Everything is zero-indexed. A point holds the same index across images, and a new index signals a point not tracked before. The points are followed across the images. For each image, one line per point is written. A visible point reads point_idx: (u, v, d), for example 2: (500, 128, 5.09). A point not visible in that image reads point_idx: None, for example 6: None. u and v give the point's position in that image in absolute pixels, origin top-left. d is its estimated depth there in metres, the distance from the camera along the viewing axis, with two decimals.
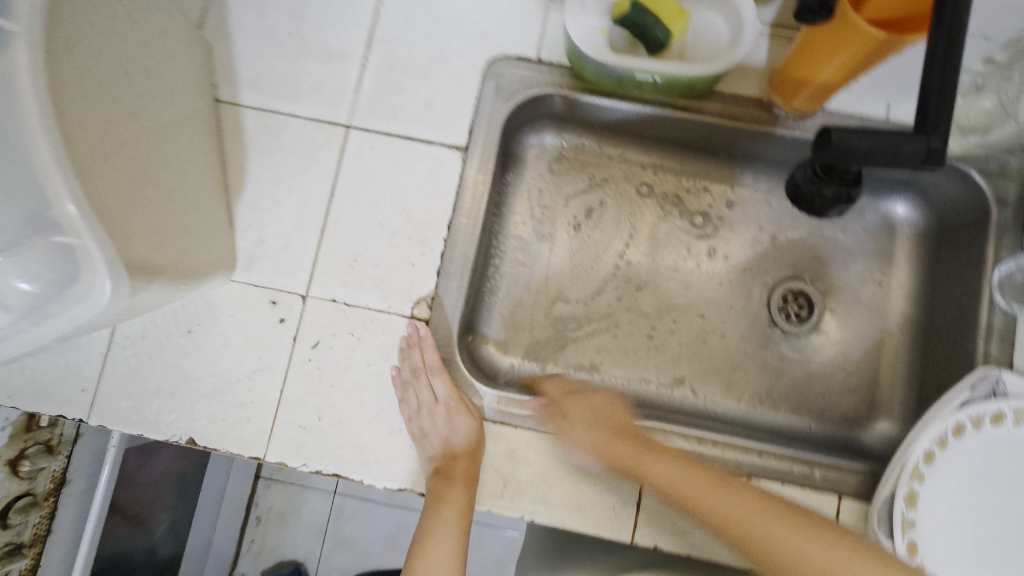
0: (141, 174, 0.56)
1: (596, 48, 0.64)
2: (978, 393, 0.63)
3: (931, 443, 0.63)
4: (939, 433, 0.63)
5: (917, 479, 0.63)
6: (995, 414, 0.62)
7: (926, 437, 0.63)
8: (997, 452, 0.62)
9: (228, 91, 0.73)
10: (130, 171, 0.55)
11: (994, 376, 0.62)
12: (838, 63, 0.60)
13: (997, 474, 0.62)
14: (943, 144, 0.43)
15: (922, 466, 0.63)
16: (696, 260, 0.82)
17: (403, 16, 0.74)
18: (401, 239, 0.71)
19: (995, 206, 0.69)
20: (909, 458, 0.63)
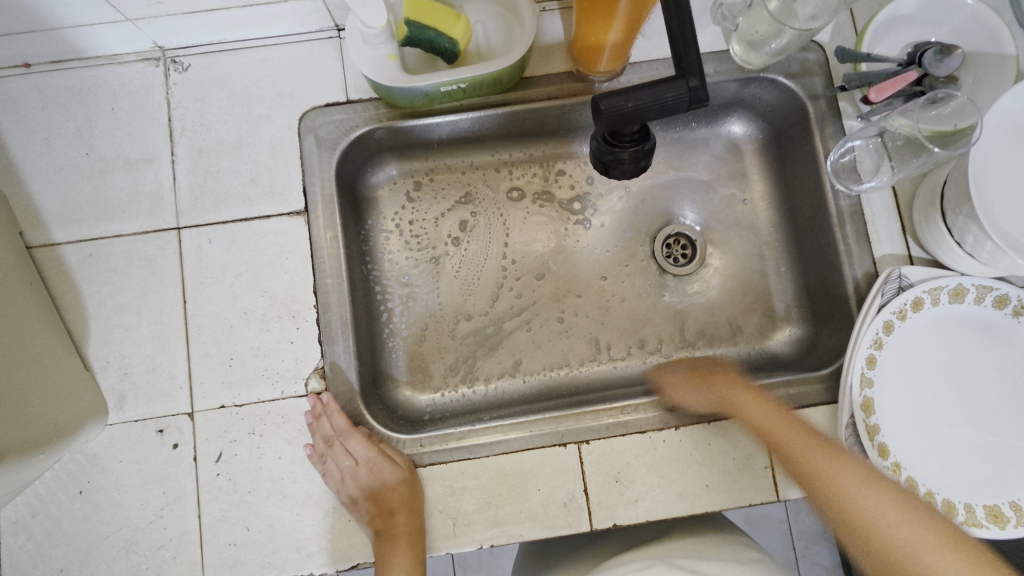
0: None
1: (392, 75, 0.63)
2: (890, 293, 0.67)
3: (870, 349, 0.66)
4: (873, 338, 0.66)
5: (869, 386, 0.65)
6: (915, 303, 0.66)
7: (866, 345, 0.65)
8: (922, 336, 0.67)
9: (38, 234, 0.68)
10: None
11: (898, 273, 0.66)
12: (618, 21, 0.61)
13: (915, 356, 0.67)
14: (699, 82, 0.44)
15: (867, 372, 0.65)
16: (575, 236, 0.82)
17: (198, 100, 0.71)
18: (272, 321, 0.68)
19: (809, 102, 0.73)
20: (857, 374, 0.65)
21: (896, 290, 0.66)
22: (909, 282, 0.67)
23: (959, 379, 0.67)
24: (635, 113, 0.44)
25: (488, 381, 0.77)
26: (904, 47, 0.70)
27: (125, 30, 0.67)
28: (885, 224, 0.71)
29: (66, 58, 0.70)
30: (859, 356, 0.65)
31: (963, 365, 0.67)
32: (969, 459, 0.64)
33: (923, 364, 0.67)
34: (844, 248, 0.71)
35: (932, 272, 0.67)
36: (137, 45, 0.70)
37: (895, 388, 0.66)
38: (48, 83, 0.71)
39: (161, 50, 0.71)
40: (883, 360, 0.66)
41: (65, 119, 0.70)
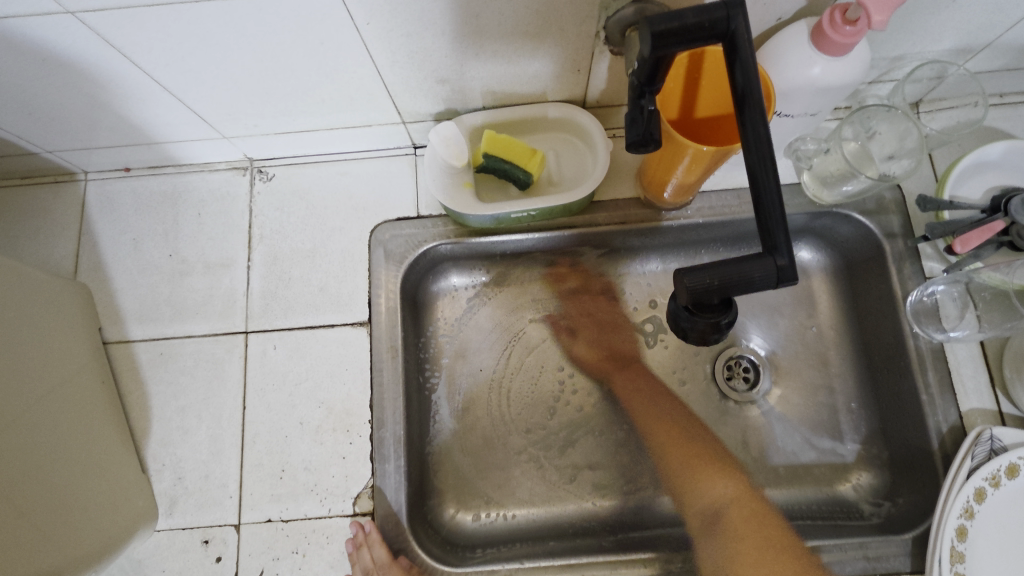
0: (28, 475, 0.55)
1: (465, 203, 0.64)
2: (981, 457, 0.62)
3: (960, 518, 0.60)
4: (964, 505, 0.60)
5: (960, 560, 0.59)
6: (1011, 468, 0.61)
7: (955, 513, 0.60)
8: (1018, 506, 0.61)
9: (116, 331, 0.71)
10: (16, 478, 0.54)
11: (987, 436, 0.61)
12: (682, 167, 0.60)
13: (1015, 526, 0.61)
14: (789, 261, 0.41)
15: (957, 544, 0.60)
16: (633, 354, 0.80)
17: (278, 209, 0.75)
18: (326, 433, 0.68)
19: (886, 240, 0.71)
20: (946, 547, 0.59)
21: (988, 454, 0.61)
22: (1001, 445, 0.62)
23: None
24: (718, 288, 0.42)
25: (536, 505, 0.74)
26: (989, 192, 0.67)
27: (220, 145, 0.72)
28: (971, 373, 0.67)
29: (163, 165, 0.75)
30: (948, 524, 0.60)
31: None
32: None
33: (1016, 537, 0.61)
34: (926, 396, 0.67)
35: None
36: (230, 157, 0.75)
37: (989, 565, 0.60)
38: (143, 187, 0.76)
39: (250, 160, 0.76)
40: (977, 530, 0.60)
41: (154, 222, 0.74)
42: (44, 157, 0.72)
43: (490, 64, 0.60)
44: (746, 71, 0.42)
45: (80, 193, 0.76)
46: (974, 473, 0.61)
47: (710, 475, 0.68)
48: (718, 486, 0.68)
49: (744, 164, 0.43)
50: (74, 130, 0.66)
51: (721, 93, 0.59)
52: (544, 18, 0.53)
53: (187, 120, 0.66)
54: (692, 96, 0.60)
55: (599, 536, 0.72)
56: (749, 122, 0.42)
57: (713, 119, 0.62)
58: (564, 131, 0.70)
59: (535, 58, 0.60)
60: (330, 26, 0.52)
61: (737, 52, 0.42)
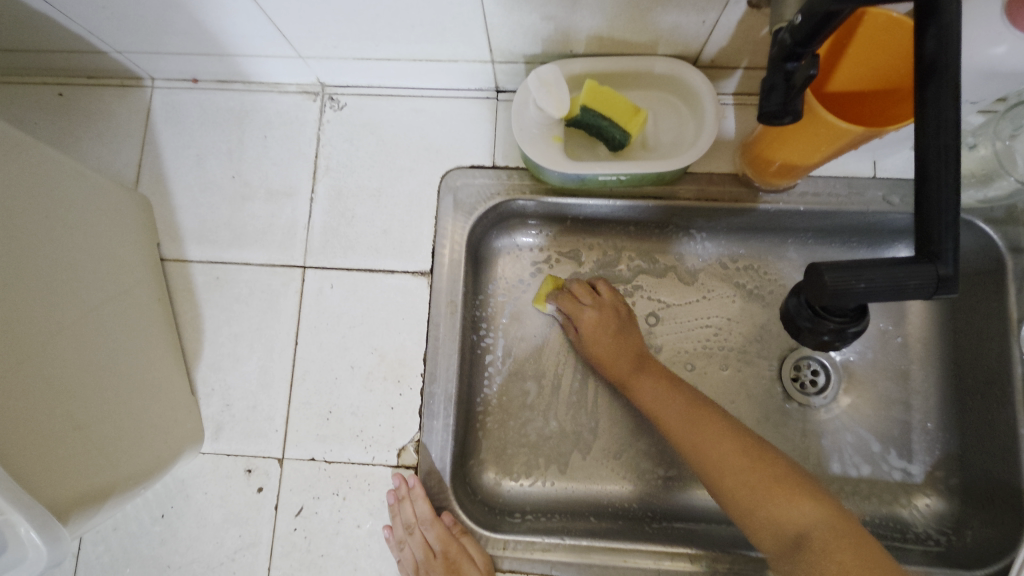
0: (96, 382, 0.55)
1: (553, 158, 0.59)
2: None
3: None
4: None
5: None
6: None
7: None
8: None
9: (173, 249, 0.69)
10: (86, 383, 0.54)
11: None
12: (800, 144, 0.54)
13: None
14: (952, 271, 0.36)
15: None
16: (698, 340, 0.75)
17: (347, 140, 0.70)
18: (376, 381, 0.66)
19: (1010, 255, 0.63)
20: None
21: None
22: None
23: None
24: (863, 294, 0.37)
25: (577, 479, 0.71)
26: None
27: (295, 64, 0.67)
28: None
29: (232, 79, 0.71)
30: None
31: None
32: None
33: None
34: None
35: None
36: (301, 79, 0.70)
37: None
38: (209, 101, 0.72)
39: (322, 85, 0.71)
40: None
41: (219, 139, 0.71)
42: (112, 58, 0.69)
43: (605, 3, 0.53)
44: (942, 36, 0.35)
45: (145, 101, 0.72)
46: None
47: (659, 402, 0.65)
48: (665, 390, 0.65)
49: (916, 146, 0.37)
50: (147, 32, 0.62)
51: (867, 68, 0.52)
52: None
53: (264, 33, 0.61)
54: (830, 67, 0.53)
55: (642, 525, 0.69)
56: (932, 100, 0.36)
57: (847, 97, 0.55)
58: (667, 90, 0.63)
59: (659, 1, 0.53)
60: None
61: (935, 14, 0.35)
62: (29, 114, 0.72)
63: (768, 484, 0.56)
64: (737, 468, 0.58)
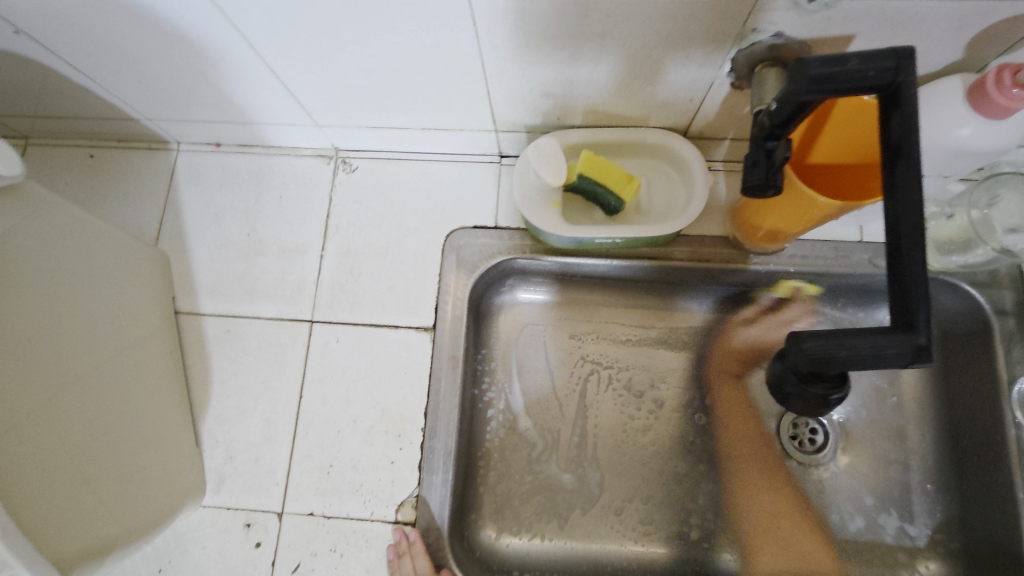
0: (106, 434, 0.57)
1: (551, 222, 0.62)
2: None
3: None
4: None
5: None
6: None
7: None
8: None
9: (187, 302, 0.72)
10: (96, 435, 0.56)
11: None
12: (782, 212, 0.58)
13: None
14: (929, 341, 0.37)
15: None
16: (695, 397, 0.76)
17: (357, 202, 0.74)
18: (377, 435, 0.67)
19: (995, 317, 0.65)
20: None
21: None
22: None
23: None
24: (843, 362, 0.39)
25: (575, 537, 0.72)
26: None
27: (311, 132, 0.72)
28: None
29: (252, 144, 0.76)
30: None
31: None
32: None
33: None
34: None
35: None
36: (317, 144, 0.75)
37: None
38: (230, 164, 0.77)
39: (336, 150, 0.76)
40: None
41: (237, 199, 0.75)
42: (142, 124, 0.74)
43: (600, 82, 0.58)
44: (906, 125, 0.38)
45: (170, 163, 0.77)
46: None
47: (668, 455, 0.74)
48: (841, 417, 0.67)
49: (885, 219, 0.40)
50: (177, 102, 0.68)
51: (844, 143, 0.56)
52: (673, 43, 0.51)
53: (286, 104, 0.66)
54: (811, 140, 0.57)
55: None
56: (901, 180, 0.39)
57: (829, 168, 0.59)
58: (660, 160, 0.67)
59: (650, 81, 0.57)
60: (449, 31, 0.51)
61: (898, 105, 0.39)
62: (61, 174, 0.77)
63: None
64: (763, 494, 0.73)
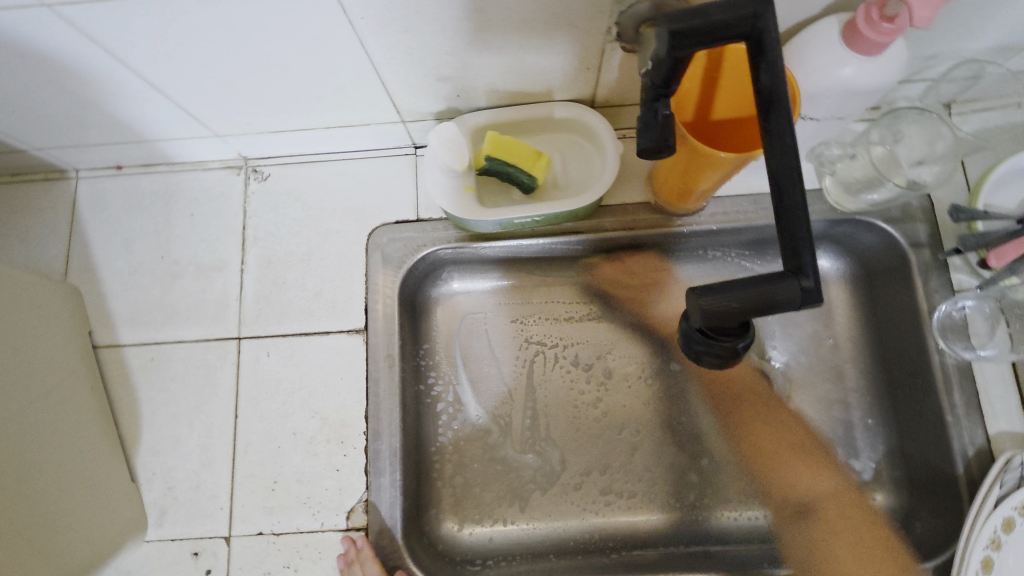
0: (25, 475, 0.55)
1: (466, 207, 0.61)
2: (1009, 485, 0.59)
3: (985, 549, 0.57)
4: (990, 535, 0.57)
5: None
6: None
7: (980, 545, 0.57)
8: None
9: (106, 335, 0.69)
10: (14, 477, 0.53)
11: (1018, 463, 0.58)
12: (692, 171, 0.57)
13: None
14: (816, 282, 0.38)
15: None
16: (641, 364, 0.77)
17: (273, 210, 0.72)
18: (320, 445, 0.65)
19: (912, 251, 0.67)
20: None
21: (1018, 482, 0.58)
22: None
23: None
24: (740, 312, 0.39)
25: (536, 518, 0.72)
26: None
27: (214, 143, 0.69)
28: (1000, 395, 0.63)
29: (156, 163, 0.73)
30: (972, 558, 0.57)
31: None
32: None
33: None
34: (951, 417, 0.63)
35: None
36: (223, 155, 0.72)
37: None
38: (135, 186, 0.73)
39: (245, 159, 0.73)
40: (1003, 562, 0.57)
41: (146, 222, 0.72)
42: (32, 155, 0.70)
43: (493, 60, 0.56)
44: (772, 72, 0.39)
45: (70, 192, 0.73)
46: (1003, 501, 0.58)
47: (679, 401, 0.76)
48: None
49: (767, 170, 0.40)
50: (61, 128, 0.64)
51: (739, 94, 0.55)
52: (554, 13, 0.50)
53: (177, 118, 0.63)
54: (706, 94, 0.57)
55: (600, 557, 0.70)
56: (776, 127, 0.39)
57: (730, 122, 0.58)
58: (571, 132, 0.67)
59: (543, 54, 0.56)
60: (321, 25, 0.48)
61: (763, 53, 0.39)
62: None
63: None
64: None
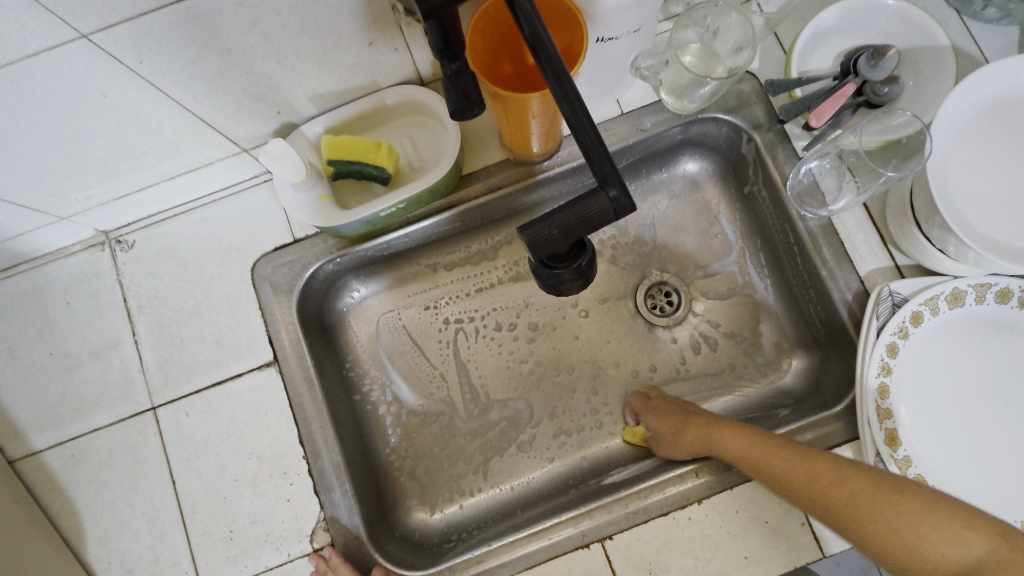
0: None
1: (328, 217, 0.63)
2: (885, 315, 0.63)
3: (879, 377, 0.62)
4: (880, 364, 0.62)
5: (889, 417, 0.62)
6: (914, 316, 0.63)
7: (873, 376, 0.62)
8: (927, 349, 0.63)
9: (18, 446, 0.67)
10: None
11: (886, 292, 0.63)
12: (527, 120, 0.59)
13: (923, 379, 0.63)
14: (622, 189, 0.40)
15: (882, 403, 0.62)
16: (557, 311, 0.79)
17: (149, 274, 0.71)
18: (265, 482, 0.66)
19: (755, 132, 0.71)
20: (872, 412, 0.61)
21: (890, 310, 0.63)
22: (903, 297, 0.63)
23: (965, 394, 0.63)
24: (562, 235, 0.41)
25: (498, 483, 0.74)
26: (837, 58, 0.68)
27: (64, 226, 0.67)
28: (863, 238, 0.68)
29: (13, 263, 0.70)
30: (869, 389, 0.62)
31: (969, 367, 0.63)
32: (1004, 477, 0.60)
33: (925, 384, 0.63)
34: (826, 271, 0.68)
35: (922, 282, 0.64)
36: (81, 235, 0.70)
37: (916, 412, 0.62)
38: (1, 292, 0.71)
39: (105, 233, 0.71)
40: (896, 383, 0.62)
41: (24, 324, 0.70)
42: None
43: (299, 68, 0.57)
44: (529, 23, 0.41)
45: None
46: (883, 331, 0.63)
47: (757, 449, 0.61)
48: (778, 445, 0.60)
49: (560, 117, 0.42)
50: None
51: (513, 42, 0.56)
52: (329, 7, 0.50)
53: (9, 213, 0.61)
54: (484, 56, 0.56)
55: (563, 497, 0.72)
56: (547, 63, 0.41)
57: (521, 69, 0.59)
58: (410, 113, 0.67)
59: (344, 48, 0.57)
60: (100, 78, 0.48)
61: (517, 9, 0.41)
62: None
63: (856, 492, 0.55)
64: (912, 525, 0.51)
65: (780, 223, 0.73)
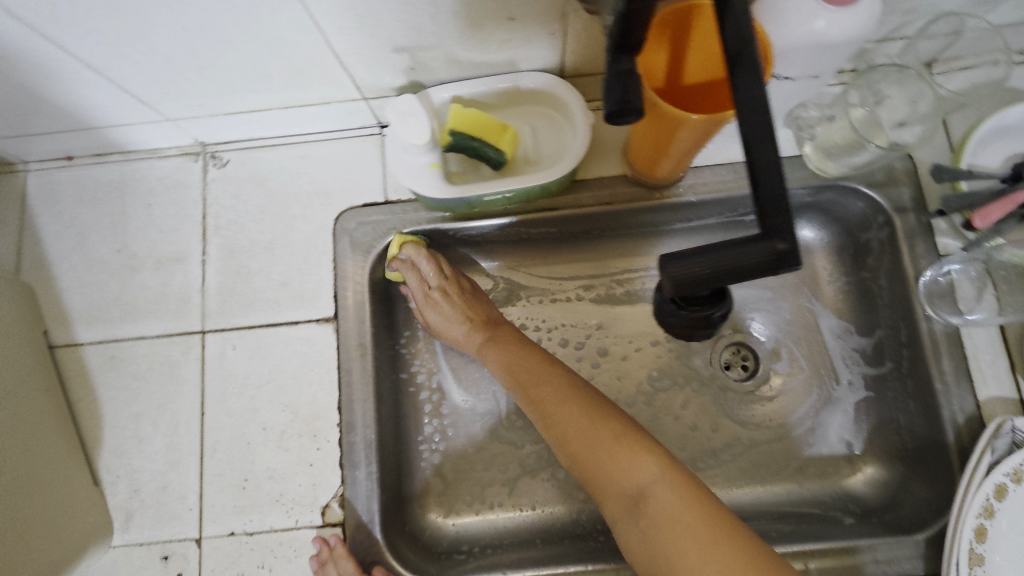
0: None
1: (433, 187, 0.59)
2: (1001, 451, 0.57)
3: (979, 517, 0.55)
4: (983, 502, 0.55)
5: (979, 563, 0.55)
6: None
7: (973, 512, 0.55)
8: None
9: (62, 333, 0.66)
10: None
11: (1008, 427, 0.56)
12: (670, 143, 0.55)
13: None
14: (793, 245, 0.34)
15: (975, 545, 0.55)
16: (625, 347, 0.73)
17: (234, 196, 0.69)
18: (292, 439, 0.63)
19: (896, 215, 0.65)
20: (964, 551, 0.54)
21: (1009, 448, 0.56)
22: None
23: None
24: (709, 278, 0.37)
25: (522, 506, 0.69)
26: (1010, 159, 0.62)
27: (166, 128, 0.66)
28: (990, 359, 0.62)
29: (107, 151, 0.69)
30: (965, 525, 0.55)
31: None
32: None
33: None
34: (941, 384, 0.62)
35: None
36: (179, 141, 0.68)
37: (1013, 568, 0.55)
38: (87, 177, 0.70)
39: (202, 145, 0.70)
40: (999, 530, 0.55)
41: (100, 215, 0.69)
42: None
43: (451, 30, 0.54)
44: (739, 26, 0.36)
45: (20, 186, 0.69)
46: (995, 467, 0.56)
47: (625, 463, 0.53)
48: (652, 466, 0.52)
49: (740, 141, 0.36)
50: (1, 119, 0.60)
51: (682, 57, 0.52)
52: None
53: (121, 101, 0.60)
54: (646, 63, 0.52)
55: (588, 542, 0.66)
56: (743, 85, 0.36)
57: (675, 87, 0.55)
58: (540, 103, 0.64)
59: (503, 20, 0.53)
60: None
61: (727, 12, 0.36)
62: None
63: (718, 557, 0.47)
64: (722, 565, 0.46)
65: (897, 318, 0.66)
